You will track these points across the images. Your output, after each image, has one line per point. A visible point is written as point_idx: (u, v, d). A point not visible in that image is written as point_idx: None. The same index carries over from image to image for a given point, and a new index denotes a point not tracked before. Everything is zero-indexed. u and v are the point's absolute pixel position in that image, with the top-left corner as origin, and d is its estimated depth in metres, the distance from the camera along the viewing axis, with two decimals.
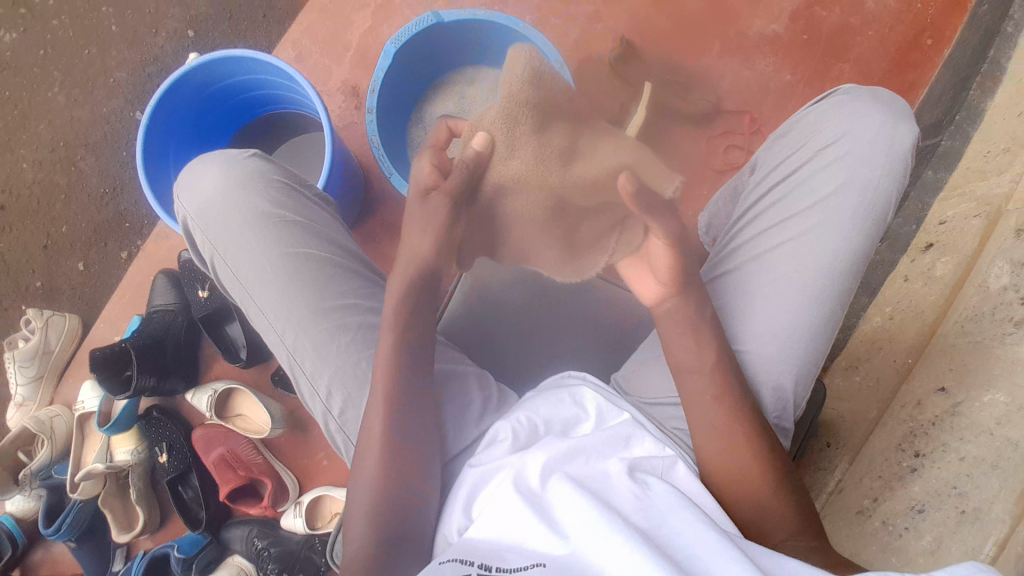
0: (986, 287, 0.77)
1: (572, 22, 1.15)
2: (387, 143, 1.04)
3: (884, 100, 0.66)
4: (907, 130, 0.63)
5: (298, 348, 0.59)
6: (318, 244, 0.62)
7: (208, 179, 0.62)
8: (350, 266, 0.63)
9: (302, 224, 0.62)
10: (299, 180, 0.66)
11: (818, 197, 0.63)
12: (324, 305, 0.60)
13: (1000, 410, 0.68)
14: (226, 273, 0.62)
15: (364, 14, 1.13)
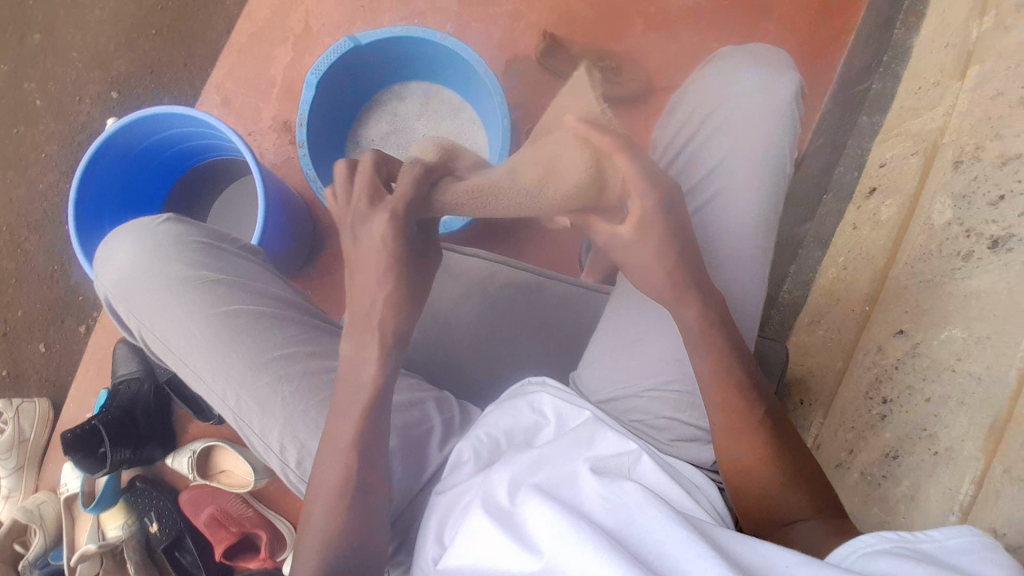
0: (931, 225, 0.77)
1: (493, 21, 1.13)
2: (325, 174, 1.02)
3: (764, 57, 0.67)
4: (790, 82, 0.65)
5: (242, 407, 0.58)
6: (245, 298, 0.60)
7: (121, 251, 0.61)
8: (283, 314, 0.62)
9: (225, 280, 0.61)
10: (217, 235, 0.65)
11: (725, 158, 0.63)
12: (260, 359, 0.58)
13: (958, 345, 0.69)
14: (157, 344, 0.60)
15: (283, 48, 1.12)
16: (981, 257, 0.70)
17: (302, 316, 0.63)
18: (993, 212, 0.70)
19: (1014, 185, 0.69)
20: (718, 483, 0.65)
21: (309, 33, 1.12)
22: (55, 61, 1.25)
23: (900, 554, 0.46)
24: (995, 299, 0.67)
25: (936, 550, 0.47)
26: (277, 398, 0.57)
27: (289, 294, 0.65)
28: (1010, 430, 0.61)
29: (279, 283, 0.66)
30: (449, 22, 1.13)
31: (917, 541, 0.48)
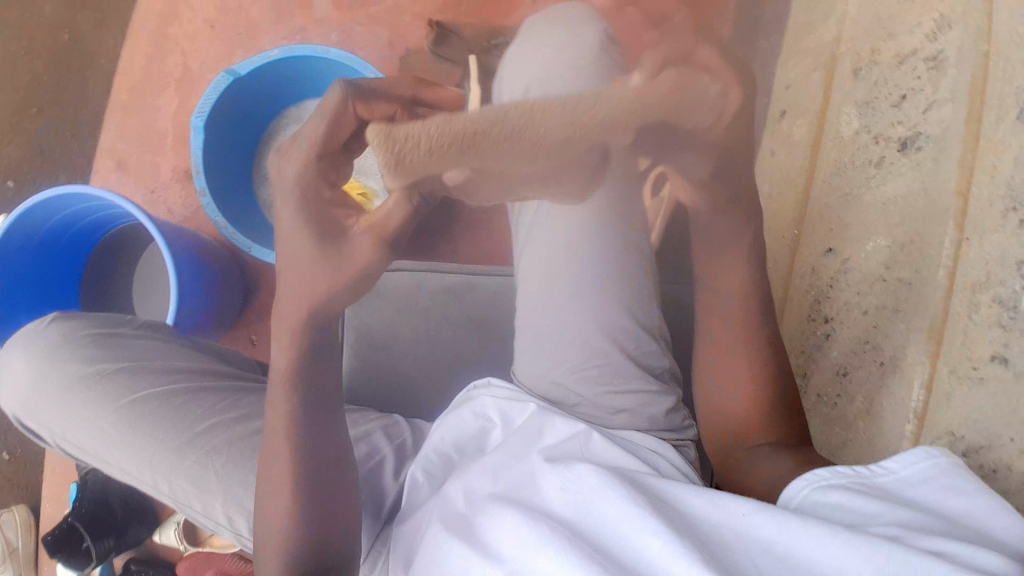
0: (841, 137, 0.77)
1: (376, 19, 1.09)
2: (233, 214, 0.98)
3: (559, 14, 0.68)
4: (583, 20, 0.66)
5: (178, 489, 0.58)
6: (151, 381, 0.61)
7: (18, 367, 0.62)
8: (194, 386, 0.62)
9: (125, 368, 0.61)
10: (112, 322, 0.66)
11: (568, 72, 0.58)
12: (183, 437, 0.58)
13: (885, 253, 0.69)
14: (78, 448, 0.61)
15: (166, 96, 1.08)
16: (892, 160, 0.70)
17: (217, 383, 0.63)
18: (897, 113, 0.71)
19: (913, 83, 0.69)
20: (673, 441, 0.65)
21: (190, 74, 1.08)
22: None
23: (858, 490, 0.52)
24: (913, 200, 0.67)
25: (895, 484, 0.52)
26: (205, 473, 0.58)
27: (205, 364, 0.65)
28: (949, 327, 0.60)
29: (192, 354, 0.66)
30: (331, 31, 1.09)
31: (880, 477, 0.53)
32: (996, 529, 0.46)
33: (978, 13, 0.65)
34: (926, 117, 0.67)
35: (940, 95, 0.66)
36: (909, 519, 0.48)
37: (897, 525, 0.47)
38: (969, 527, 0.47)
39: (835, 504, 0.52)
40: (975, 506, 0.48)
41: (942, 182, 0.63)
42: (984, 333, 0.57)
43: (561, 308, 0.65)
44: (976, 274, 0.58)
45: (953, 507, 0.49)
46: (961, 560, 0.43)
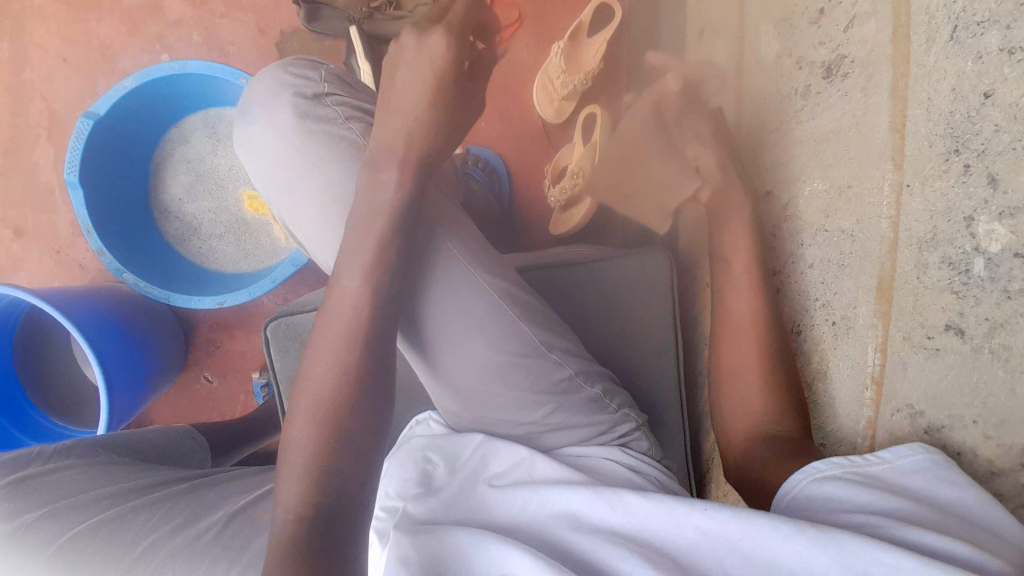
0: (764, 63, 0.71)
1: (239, 6, 0.97)
2: (143, 266, 0.89)
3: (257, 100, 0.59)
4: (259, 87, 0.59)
5: None
6: (75, 519, 0.56)
7: None
8: (125, 510, 0.59)
9: (46, 513, 0.56)
10: (20, 462, 0.61)
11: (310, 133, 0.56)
12: (125, 563, 0.54)
13: (824, 200, 0.62)
14: None
15: (42, 146, 0.99)
16: (819, 90, 0.62)
17: (147, 502, 0.60)
18: (818, 32, 0.62)
19: None
20: (616, 443, 0.67)
21: (59, 118, 0.99)
22: None
23: (855, 480, 0.47)
24: (845, 138, 0.59)
25: (876, 475, 0.48)
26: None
27: (124, 485, 0.62)
28: (898, 288, 0.53)
29: (113, 476, 0.63)
30: (193, 31, 0.97)
31: (860, 468, 0.49)
32: (982, 518, 0.43)
33: None
34: (850, 35, 0.58)
35: (860, 9, 0.57)
36: (895, 507, 0.44)
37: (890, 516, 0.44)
38: (959, 518, 0.43)
39: (831, 495, 0.47)
40: (962, 497, 0.45)
41: (875, 112, 0.55)
42: (936, 300, 0.50)
43: (462, 364, 0.60)
44: (920, 233, 0.51)
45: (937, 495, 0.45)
46: (960, 561, 0.39)
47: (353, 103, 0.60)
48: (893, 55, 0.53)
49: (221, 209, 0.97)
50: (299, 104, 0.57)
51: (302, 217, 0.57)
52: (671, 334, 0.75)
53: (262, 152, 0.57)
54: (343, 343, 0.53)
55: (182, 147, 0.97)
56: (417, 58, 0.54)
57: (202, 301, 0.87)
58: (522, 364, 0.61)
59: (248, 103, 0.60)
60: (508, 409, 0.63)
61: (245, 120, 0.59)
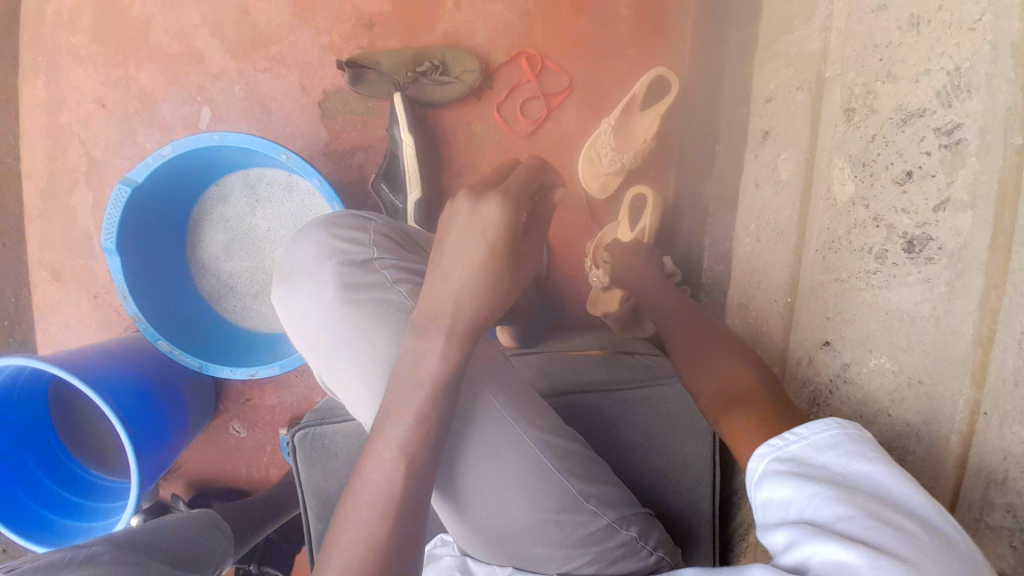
0: (835, 200, 0.64)
1: (282, 60, 0.94)
2: (178, 329, 0.89)
3: (299, 259, 0.56)
4: (305, 246, 0.57)
5: None
6: None
7: None
8: None
9: None
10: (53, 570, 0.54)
11: (357, 300, 0.52)
12: None
13: (889, 380, 0.57)
14: None
15: (80, 191, 0.98)
16: (896, 261, 0.56)
17: None
18: (902, 198, 0.55)
19: (922, 159, 0.53)
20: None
21: (98, 164, 0.97)
22: None
23: (779, 474, 0.41)
24: (920, 328, 0.53)
25: (791, 458, 0.42)
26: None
27: None
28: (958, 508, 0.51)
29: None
30: (234, 85, 0.94)
31: (775, 455, 0.42)
32: (903, 501, 0.36)
33: (1010, 84, 0.46)
34: (939, 219, 0.51)
35: (955, 193, 0.50)
36: (816, 501, 0.37)
37: (810, 520, 0.37)
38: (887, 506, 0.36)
39: (760, 496, 0.41)
40: (876, 474, 0.38)
41: (958, 317, 0.50)
42: (995, 545, 0.49)
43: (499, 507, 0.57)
44: (990, 469, 0.49)
45: (851, 475, 0.38)
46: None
47: (402, 266, 0.56)
48: (988, 262, 0.48)
49: (256, 271, 0.97)
50: (346, 271, 0.54)
51: (346, 386, 0.53)
52: (707, 469, 0.73)
53: (306, 318, 0.53)
54: (373, 517, 0.46)
55: (229, 205, 0.95)
56: (468, 224, 0.50)
57: (237, 374, 0.86)
58: (559, 519, 0.58)
59: (292, 263, 0.56)
60: (532, 561, 0.59)
61: (286, 283, 0.55)
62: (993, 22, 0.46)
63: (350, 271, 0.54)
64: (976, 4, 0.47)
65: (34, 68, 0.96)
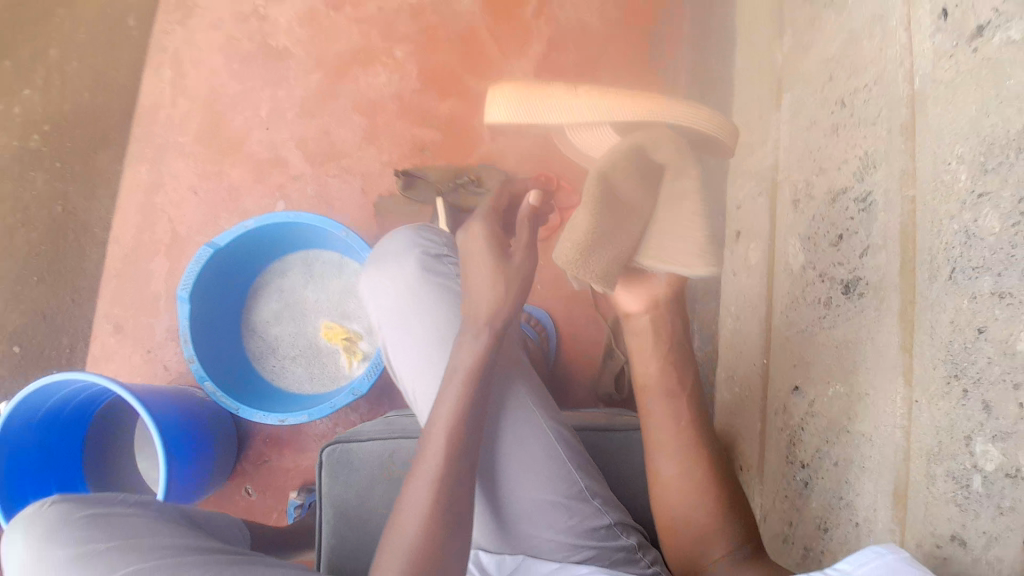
0: (791, 269, 0.79)
1: (349, 170, 1.17)
2: (225, 377, 1.00)
3: (389, 249, 0.71)
4: (395, 239, 0.72)
5: None
6: (134, 559, 0.66)
7: (19, 551, 0.70)
8: (175, 562, 0.66)
9: (114, 546, 0.67)
10: (107, 508, 0.74)
11: (431, 286, 0.67)
12: None
13: (845, 401, 0.68)
14: None
15: (160, 259, 1.15)
16: (840, 303, 0.70)
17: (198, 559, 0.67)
18: (838, 255, 0.71)
19: (849, 223, 0.69)
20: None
21: (180, 238, 1.16)
22: None
23: None
24: (862, 350, 0.66)
25: None
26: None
27: (177, 540, 0.71)
28: (912, 495, 0.58)
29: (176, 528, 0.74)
30: (308, 186, 1.16)
31: None
32: None
33: (901, 153, 0.62)
34: (864, 262, 0.67)
35: (874, 240, 0.65)
36: None
37: None
38: None
39: None
40: None
41: (887, 334, 0.62)
42: (943, 510, 0.55)
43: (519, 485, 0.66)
44: (928, 443, 0.57)
45: None
46: None
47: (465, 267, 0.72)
48: (902, 283, 0.61)
49: (300, 335, 1.09)
50: (425, 262, 0.68)
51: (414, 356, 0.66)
52: None
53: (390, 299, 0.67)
54: (431, 483, 0.56)
55: (287, 278, 1.11)
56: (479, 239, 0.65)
57: (268, 418, 0.95)
58: (570, 505, 0.66)
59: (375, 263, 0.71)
60: (541, 551, 0.66)
61: (377, 266, 0.70)
62: (889, 115, 0.64)
63: (425, 260, 0.69)
64: (875, 105, 0.66)
65: (143, 159, 1.20)
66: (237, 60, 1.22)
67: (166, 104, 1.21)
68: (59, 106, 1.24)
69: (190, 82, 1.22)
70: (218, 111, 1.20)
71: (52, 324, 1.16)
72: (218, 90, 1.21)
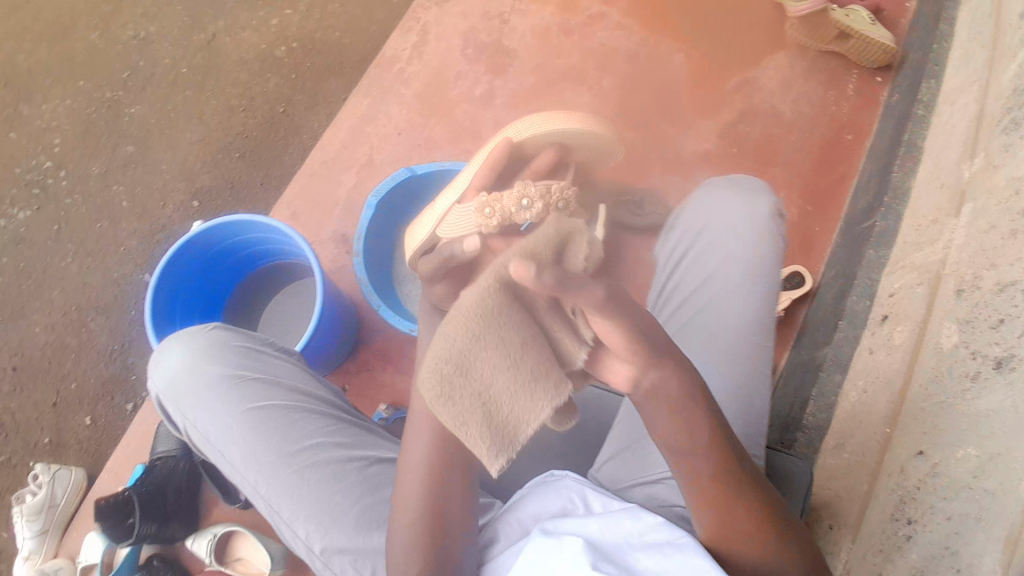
0: (940, 348, 0.80)
1: None
2: (376, 283, 1.09)
3: (728, 195, 0.77)
4: (760, 208, 0.75)
5: (272, 492, 0.72)
6: (277, 397, 0.77)
7: (174, 359, 0.81)
8: (309, 409, 0.78)
9: (261, 380, 0.78)
10: (258, 343, 0.84)
11: (712, 249, 0.74)
12: (292, 449, 0.73)
13: (974, 463, 0.69)
14: (199, 436, 0.78)
15: (349, 174, 1.25)
16: (987, 377, 0.72)
17: (327, 412, 0.78)
18: (995, 335, 0.73)
19: (1011, 310, 0.72)
20: None
21: (372, 164, 1.25)
22: (144, 170, 1.40)
23: None
24: (1003, 418, 0.68)
25: None
26: (301, 482, 0.72)
27: (301, 382, 0.81)
28: None
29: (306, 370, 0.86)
30: None
31: None
32: None
33: None
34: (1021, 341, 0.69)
35: None
36: None
37: None
38: None
39: None
40: None
41: None
42: None
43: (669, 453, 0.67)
44: None
45: None
46: None
47: (736, 256, 0.73)
48: None
49: None
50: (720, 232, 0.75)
51: (740, 309, 0.70)
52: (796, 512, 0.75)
53: (732, 262, 0.73)
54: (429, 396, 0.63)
55: None
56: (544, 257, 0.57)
57: (403, 324, 1.02)
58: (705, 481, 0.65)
59: (713, 208, 0.77)
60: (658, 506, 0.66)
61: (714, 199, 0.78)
62: None
63: (723, 222, 0.75)
64: None
65: (367, 94, 1.28)
66: (472, 48, 1.27)
67: (395, 56, 1.30)
68: (313, 34, 1.44)
69: (429, 51, 1.29)
70: (444, 79, 1.26)
71: (235, 198, 1.34)
72: (445, 66, 1.27)
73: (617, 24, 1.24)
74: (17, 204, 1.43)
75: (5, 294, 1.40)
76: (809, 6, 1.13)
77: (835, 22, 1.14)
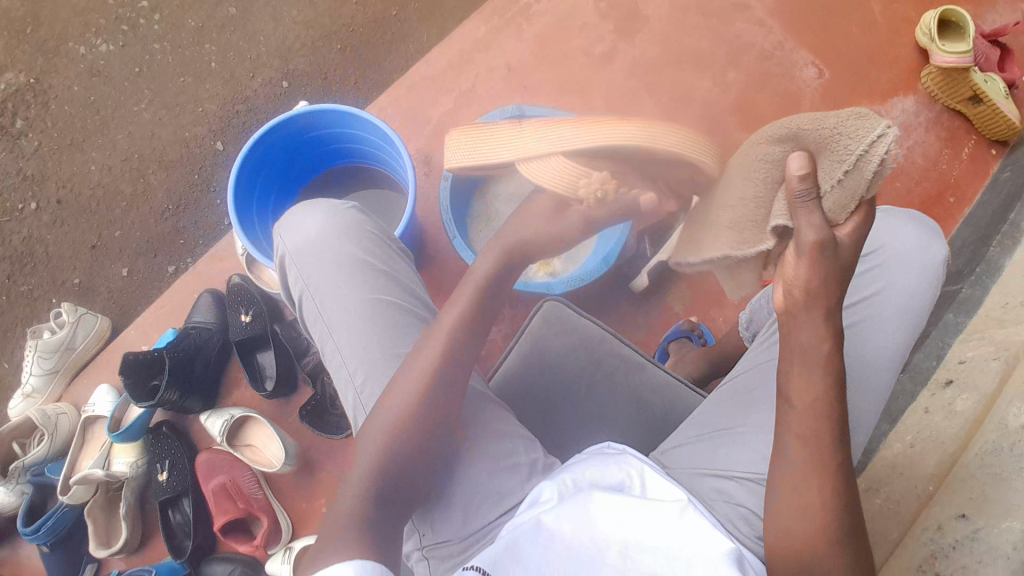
0: (1005, 424, 0.80)
1: None
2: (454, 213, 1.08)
3: (907, 225, 0.75)
4: (938, 249, 0.74)
5: (367, 387, 0.71)
6: (394, 296, 0.76)
7: (310, 224, 0.79)
8: (419, 318, 0.76)
9: (386, 274, 0.77)
10: (386, 237, 0.82)
11: (875, 276, 0.73)
12: (396, 351, 0.72)
13: (1017, 536, 0.70)
14: (311, 307, 0.76)
15: (448, 96, 1.23)
16: None
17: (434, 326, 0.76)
18: None
19: None
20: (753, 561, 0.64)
21: (474, 92, 1.22)
22: (241, 36, 1.36)
23: None
24: None
25: None
26: None
27: (416, 287, 0.80)
28: None
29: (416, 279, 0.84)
30: None
31: None
32: None
33: None
34: None
35: None
36: None
37: None
38: None
39: None
40: None
41: None
42: None
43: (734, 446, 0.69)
44: None
45: None
46: None
47: (897, 293, 0.72)
48: None
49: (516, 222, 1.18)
50: (887, 262, 0.73)
51: (878, 349, 0.70)
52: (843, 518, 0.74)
53: (893, 295, 0.72)
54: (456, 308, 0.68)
55: None
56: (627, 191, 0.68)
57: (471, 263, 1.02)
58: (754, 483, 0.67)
59: (889, 238, 0.75)
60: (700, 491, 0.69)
61: (891, 225, 0.76)
62: None
63: (899, 255, 0.73)
64: None
65: (487, 22, 1.24)
66: (604, 3, 1.22)
67: None
68: None
69: None
70: (565, 27, 1.22)
71: (327, 91, 1.34)
72: (572, 14, 1.22)
73: (758, 21, 1.20)
74: (101, 34, 1.38)
75: (69, 124, 1.36)
76: (952, 60, 1.10)
77: (970, 83, 1.10)
